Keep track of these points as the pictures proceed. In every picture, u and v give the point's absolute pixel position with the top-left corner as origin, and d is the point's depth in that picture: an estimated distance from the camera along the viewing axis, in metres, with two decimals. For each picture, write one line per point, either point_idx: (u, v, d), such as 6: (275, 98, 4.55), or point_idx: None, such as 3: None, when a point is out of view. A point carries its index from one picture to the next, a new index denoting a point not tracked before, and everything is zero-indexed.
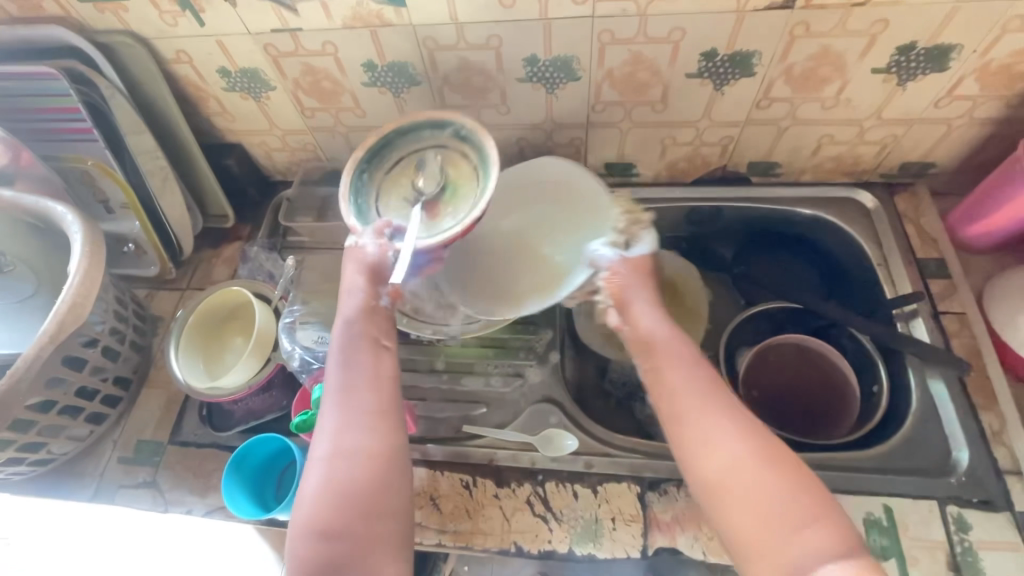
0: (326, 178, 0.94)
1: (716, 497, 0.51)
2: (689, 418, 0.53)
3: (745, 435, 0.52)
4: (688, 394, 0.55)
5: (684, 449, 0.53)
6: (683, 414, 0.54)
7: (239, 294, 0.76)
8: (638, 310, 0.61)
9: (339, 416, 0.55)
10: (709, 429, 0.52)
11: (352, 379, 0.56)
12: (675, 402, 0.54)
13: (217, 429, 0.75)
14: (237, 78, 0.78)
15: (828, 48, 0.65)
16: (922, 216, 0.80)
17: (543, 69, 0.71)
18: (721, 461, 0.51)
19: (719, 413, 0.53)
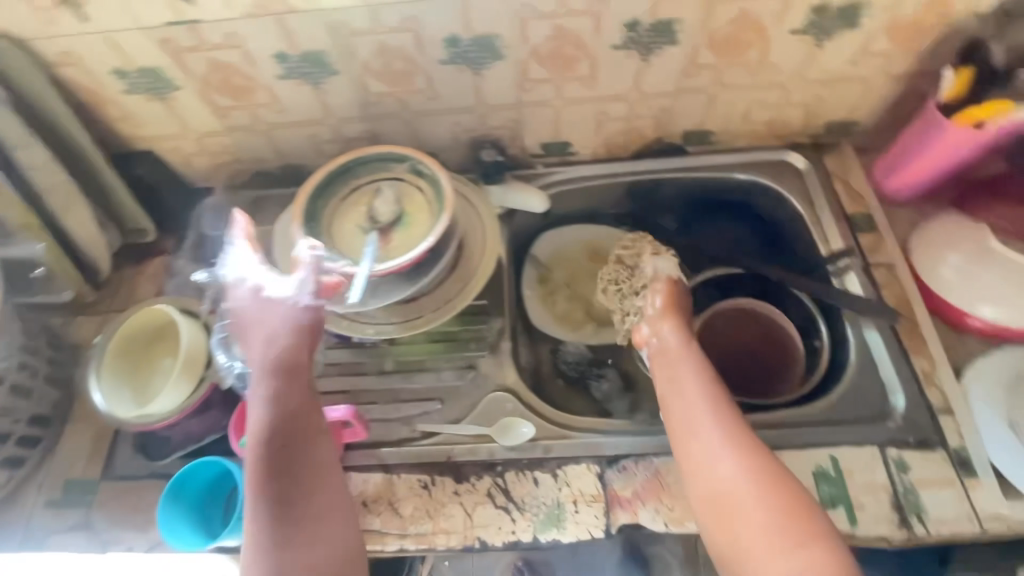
0: (252, 181, 0.89)
1: (738, 527, 0.52)
2: (702, 436, 0.57)
3: (775, 478, 0.54)
4: (724, 426, 0.57)
5: (716, 484, 0.54)
6: (714, 445, 0.56)
7: (162, 313, 0.71)
8: (669, 327, 0.68)
9: (258, 473, 0.54)
10: (739, 463, 0.55)
11: (277, 431, 0.55)
12: (710, 438, 0.57)
13: (153, 458, 0.70)
14: (137, 79, 0.71)
15: (747, 11, 0.65)
16: (850, 173, 0.83)
17: (466, 50, 0.68)
18: (749, 496, 0.53)
19: (750, 451, 0.55)
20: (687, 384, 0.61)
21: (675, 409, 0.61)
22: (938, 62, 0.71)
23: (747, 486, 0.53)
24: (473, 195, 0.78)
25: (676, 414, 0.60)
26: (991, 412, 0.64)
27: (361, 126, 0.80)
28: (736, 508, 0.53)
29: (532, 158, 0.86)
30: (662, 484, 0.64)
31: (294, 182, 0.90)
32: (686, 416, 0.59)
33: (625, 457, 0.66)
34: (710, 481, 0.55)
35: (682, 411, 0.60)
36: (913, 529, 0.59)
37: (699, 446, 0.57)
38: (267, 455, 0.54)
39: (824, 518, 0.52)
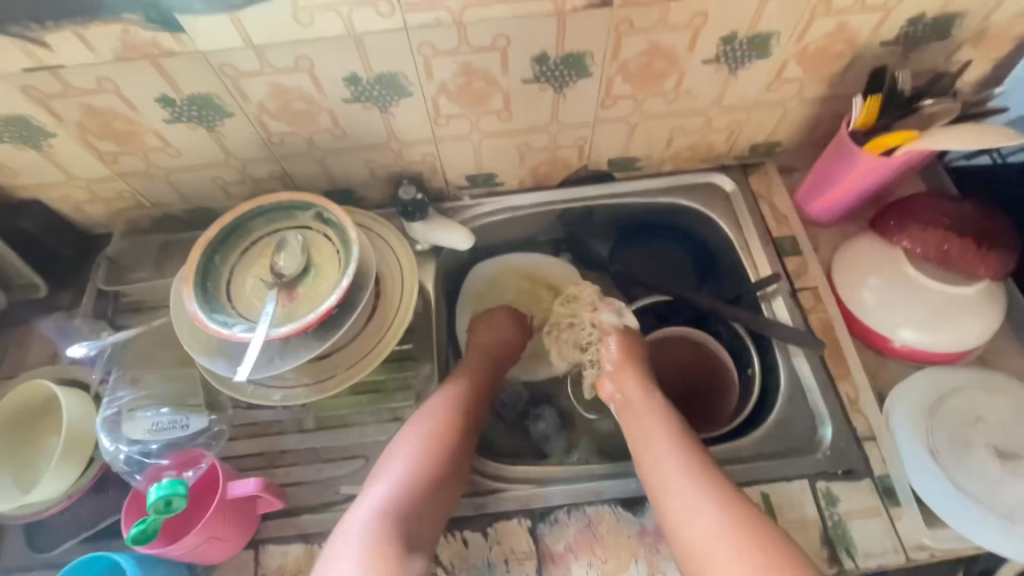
0: (157, 226, 0.82)
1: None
2: (675, 491, 0.57)
3: (750, 526, 0.53)
4: (696, 477, 0.58)
5: (695, 537, 0.54)
6: (691, 498, 0.56)
7: (30, 390, 0.64)
8: (631, 378, 0.71)
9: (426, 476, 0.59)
10: (715, 513, 0.54)
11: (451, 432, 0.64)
12: (682, 492, 0.57)
13: (39, 550, 0.62)
14: (2, 128, 0.64)
15: (657, 43, 0.63)
16: (776, 194, 0.82)
17: (369, 88, 0.64)
18: (729, 547, 0.52)
19: (724, 500, 0.55)
20: (654, 437, 0.63)
21: (648, 464, 0.61)
22: (850, 86, 0.72)
23: (725, 537, 0.53)
24: (390, 236, 0.74)
25: (649, 466, 0.61)
26: (914, 437, 0.65)
27: (269, 166, 0.75)
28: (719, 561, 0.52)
29: (457, 190, 0.83)
30: (595, 535, 0.62)
31: (205, 224, 0.84)
32: (657, 472, 0.60)
33: (557, 508, 0.64)
34: (688, 535, 0.54)
35: (655, 462, 0.60)
36: (842, 564, 0.59)
37: (674, 499, 0.57)
38: (437, 451, 0.62)
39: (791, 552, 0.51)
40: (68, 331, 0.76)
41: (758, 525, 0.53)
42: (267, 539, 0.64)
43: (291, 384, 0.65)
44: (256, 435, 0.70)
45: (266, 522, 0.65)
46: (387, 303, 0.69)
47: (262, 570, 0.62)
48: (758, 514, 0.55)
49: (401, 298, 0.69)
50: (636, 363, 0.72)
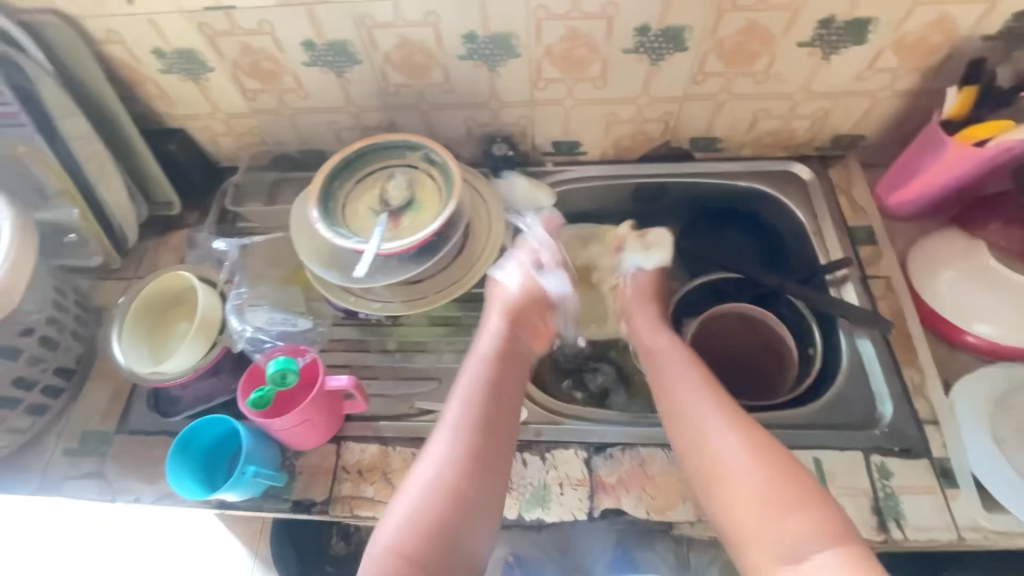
0: (275, 163, 0.93)
1: (734, 489, 0.57)
2: (690, 413, 0.63)
3: (762, 446, 0.58)
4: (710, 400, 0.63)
5: (711, 452, 0.59)
6: (708, 419, 0.61)
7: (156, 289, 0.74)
8: (643, 316, 0.76)
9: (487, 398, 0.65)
10: (736, 438, 0.59)
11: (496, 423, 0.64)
12: (703, 415, 0.62)
13: (164, 415, 0.74)
14: (174, 59, 0.76)
15: (754, 22, 0.67)
16: (853, 186, 0.84)
17: (482, 46, 0.72)
18: (742, 467, 0.57)
19: (741, 422, 0.60)
20: (676, 374, 0.67)
21: (667, 393, 0.66)
22: (942, 80, 0.73)
23: (743, 456, 0.58)
24: (482, 187, 0.81)
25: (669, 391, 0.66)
26: (976, 425, 0.65)
27: (380, 115, 0.84)
28: (730, 474, 0.58)
29: (543, 156, 0.89)
30: (647, 474, 0.66)
31: (314, 166, 0.94)
32: (677, 397, 0.65)
33: (612, 445, 0.68)
34: (711, 452, 0.59)
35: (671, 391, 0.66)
36: (890, 533, 0.60)
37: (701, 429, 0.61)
38: (490, 440, 0.63)
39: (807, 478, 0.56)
40: (195, 244, 0.88)
41: (765, 441, 0.59)
42: (348, 437, 0.71)
43: (386, 300, 0.73)
44: (345, 348, 0.78)
45: (349, 422, 0.72)
46: (475, 242, 0.76)
47: (342, 462, 0.70)
48: (778, 444, 0.59)
49: (488, 237, 0.76)
50: (648, 301, 0.78)
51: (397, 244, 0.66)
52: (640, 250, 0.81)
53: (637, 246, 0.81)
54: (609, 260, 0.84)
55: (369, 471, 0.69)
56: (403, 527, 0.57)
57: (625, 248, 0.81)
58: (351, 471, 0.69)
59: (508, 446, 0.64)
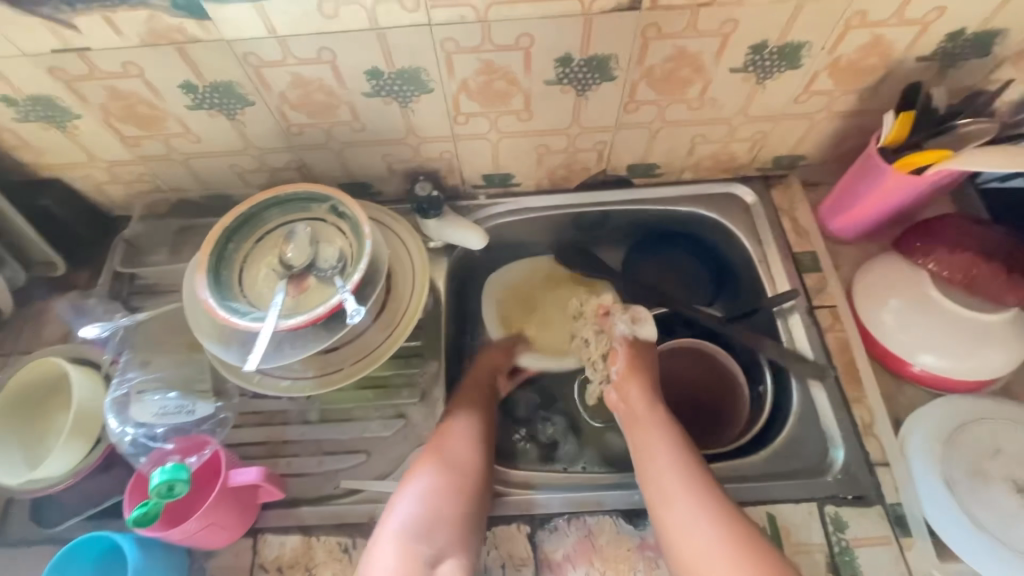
0: (175, 210, 0.83)
1: (703, 573, 0.53)
2: (672, 502, 0.58)
3: (740, 539, 0.54)
4: (681, 476, 0.59)
5: (688, 547, 0.55)
6: (678, 497, 0.58)
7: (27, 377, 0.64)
8: (635, 388, 0.69)
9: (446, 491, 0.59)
10: (706, 527, 0.55)
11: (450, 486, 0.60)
12: (681, 505, 0.57)
13: (43, 523, 0.64)
14: (29, 107, 0.65)
15: (683, 49, 0.62)
16: (797, 208, 0.80)
17: (390, 82, 0.64)
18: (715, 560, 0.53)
19: (707, 498, 0.57)
20: (659, 454, 0.62)
21: (648, 475, 0.61)
22: (879, 101, 0.70)
23: (710, 536, 0.55)
24: (404, 232, 0.74)
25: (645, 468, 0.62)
26: (928, 466, 0.63)
27: (287, 157, 0.75)
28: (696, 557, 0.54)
29: (473, 189, 0.82)
30: (594, 546, 0.61)
31: (220, 210, 0.84)
32: (650, 470, 0.62)
33: (557, 516, 0.63)
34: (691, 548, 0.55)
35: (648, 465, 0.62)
36: None
37: (674, 514, 0.57)
38: (456, 502, 0.59)
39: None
40: (83, 310, 0.77)
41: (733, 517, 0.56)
42: (265, 529, 0.64)
43: (299, 373, 0.65)
44: (260, 424, 0.70)
45: (265, 511, 0.64)
46: (397, 298, 0.69)
47: (258, 560, 0.62)
48: (743, 522, 0.55)
49: (411, 292, 0.69)
50: (636, 371, 0.71)
51: (300, 317, 0.58)
52: (628, 320, 0.75)
53: (623, 315, 0.76)
54: (591, 331, 0.78)
55: (289, 568, 0.62)
56: None
57: (610, 316, 0.77)
58: (269, 570, 0.62)
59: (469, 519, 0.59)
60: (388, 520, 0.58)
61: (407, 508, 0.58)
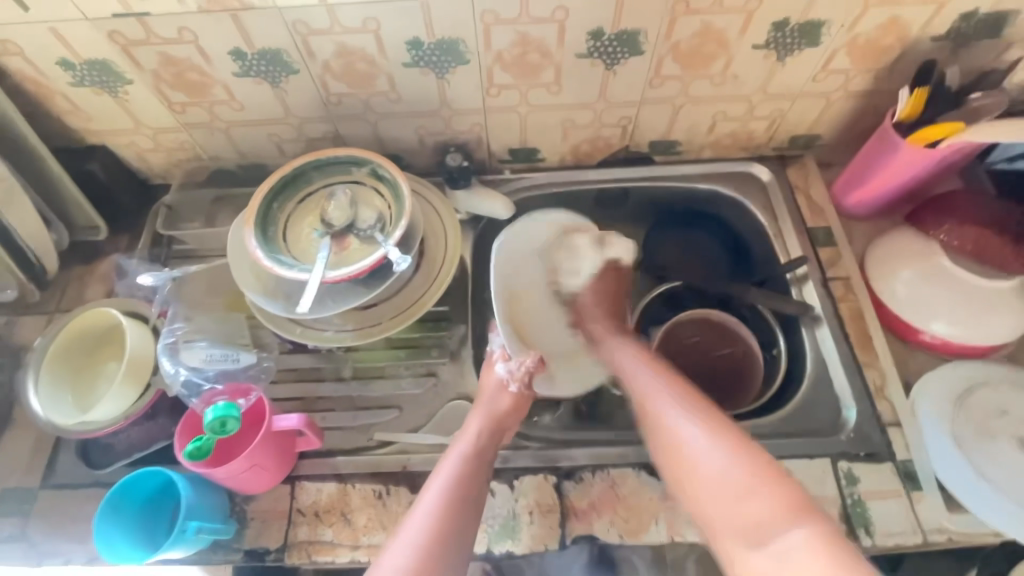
0: (212, 178, 0.86)
1: (698, 466, 0.54)
2: (660, 411, 0.60)
3: (727, 432, 0.55)
4: (669, 395, 0.60)
5: (680, 445, 0.56)
6: (668, 411, 0.59)
7: (81, 329, 0.68)
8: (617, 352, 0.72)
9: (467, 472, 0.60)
10: (696, 428, 0.56)
11: (474, 481, 0.60)
12: (667, 413, 0.59)
13: (93, 466, 0.68)
14: (85, 71, 0.68)
15: (709, 25, 0.65)
16: (811, 187, 0.83)
17: (429, 53, 0.67)
18: (705, 451, 0.54)
19: (697, 409, 0.58)
20: (639, 372, 0.65)
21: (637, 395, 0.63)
22: (894, 81, 0.73)
23: (709, 447, 0.54)
24: (437, 202, 0.77)
25: (638, 396, 0.63)
26: (937, 425, 0.66)
27: (324, 127, 0.78)
28: (698, 470, 0.54)
29: (500, 163, 0.85)
30: (618, 495, 0.64)
31: (255, 180, 0.88)
32: (638, 389, 0.64)
33: (582, 468, 0.66)
34: (676, 446, 0.56)
35: (635, 386, 0.64)
36: (860, 541, 0.60)
37: (666, 416, 0.59)
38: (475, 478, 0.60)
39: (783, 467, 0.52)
40: (124, 272, 0.80)
41: (734, 430, 0.55)
42: (303, 476, 0.67)
43: (337, 327, 0.68)
44: (297, 379, 0.73)
45: (303, 460, 0.68)
46: (432, 258, 0.72)
47: (296, 505, 0.65)
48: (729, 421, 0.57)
49: (445, 253, 0.72)
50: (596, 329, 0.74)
51: (344, 270, 0.62)
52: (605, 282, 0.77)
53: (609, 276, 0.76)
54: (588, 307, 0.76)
55: (326, 512, 0.65)
56: None
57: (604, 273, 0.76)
58: (307, 513, 0.65)
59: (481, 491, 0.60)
60: (419, 504, 0.58)
61: (432, 498, 0.58)
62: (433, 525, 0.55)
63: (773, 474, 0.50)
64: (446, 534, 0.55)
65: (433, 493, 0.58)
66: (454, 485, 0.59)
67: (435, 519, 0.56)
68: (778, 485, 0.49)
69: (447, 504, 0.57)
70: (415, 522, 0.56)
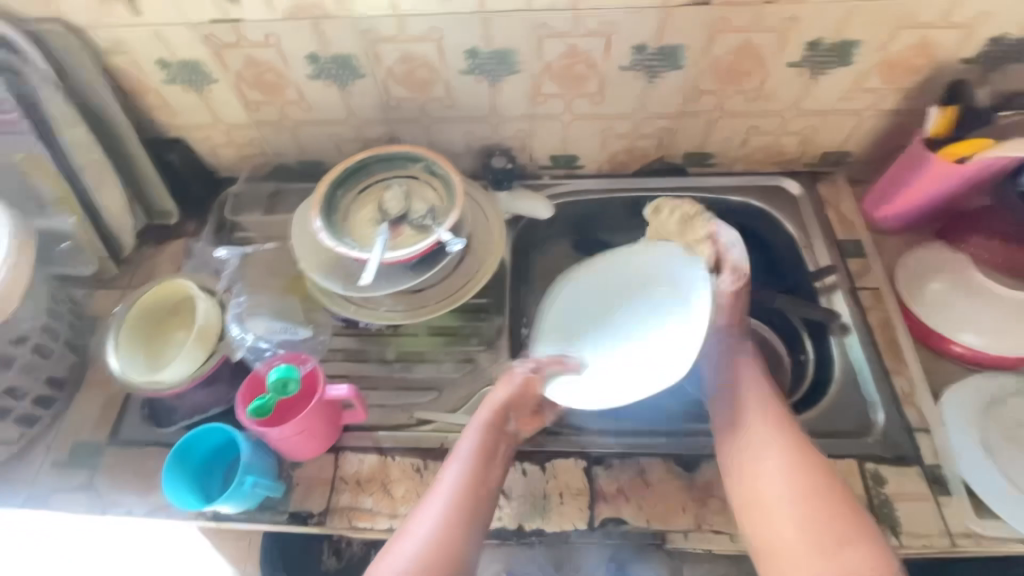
0: (273, 174, 0.93)
1: (777, 496, 0.57)
2: (748, 438, 0.62)
3: (808, 472, 0.58)
4: (762, 420, 0.62)
5: (764, 479, 0.58)
6: (760, 436, 0.61)
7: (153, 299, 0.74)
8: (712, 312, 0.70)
9: (476, 468, 0.62)
10: (786, 465, 0.58)
11: (488, 466, 0.63)
12: (762, 447, 0.60)
13: (159, 425, 0.73)
14: (178, 70, 0.77)
15: (747, 42, 0.70)
16: (842, 202, 0.86)
17: (484, 62, 0.73)
18: (790, 491, 0.57)
19: (792, 448, 0.60)
20: (744, 388, 0.65)
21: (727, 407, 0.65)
22: (924, 100, 0.76)
23: (790, 487, 0.57)
24: (483, 201, 0.83)
25: (730, 404, 0.65)
26: (967, 433, 0.67)
27: (381, 128, 0.85)
28: (781, 503, 0.57)
29: (540, 169, 0.91)
30: (646, 483, 0.67)
31: (313, 176, 0.94)
32: (738, 413, 0.64)
33: (612, 455, 0.69)
34: (763, 478, 0.58)
35: (733, 404, 0.65)
36: (886, 540, 0.61)
37: (757, 448, 0.60)
38: (481, 471, 0.62)
39: (856, 508, 0.56)
40: (192, 253, 0.87)
41: (811, 464, 0.59)
42: (346, 447, 0.71)
43: (385, 307, 0.73)
44: (345, 359, 0.79)
45: (347, 432, 0.72)
46: (477, 250, 0.77)
47: (340, 473, 0.69)
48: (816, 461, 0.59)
49: (489, 244, 0.78)
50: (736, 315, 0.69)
51: (400, 253, 0.67)
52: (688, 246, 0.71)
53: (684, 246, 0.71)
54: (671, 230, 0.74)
55: (368, 482, 0.68)
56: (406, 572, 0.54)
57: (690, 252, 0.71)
58: (349, 482, 0.68)
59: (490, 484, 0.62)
60: (431, 495, 0.61)
61: (444, 491, 0.60)
62: (445, 511, 0.59)
63: (854, 518, 0.55)
64: (459, 520, 0.58)
65: (450, 477, 0.61)
66: (466, 471, 0.62)
67: (454, 502, 0.59)
68: (847, 515, 0.55)
69: (458, 490, 0.60)
70: (431, 507, 0.59)
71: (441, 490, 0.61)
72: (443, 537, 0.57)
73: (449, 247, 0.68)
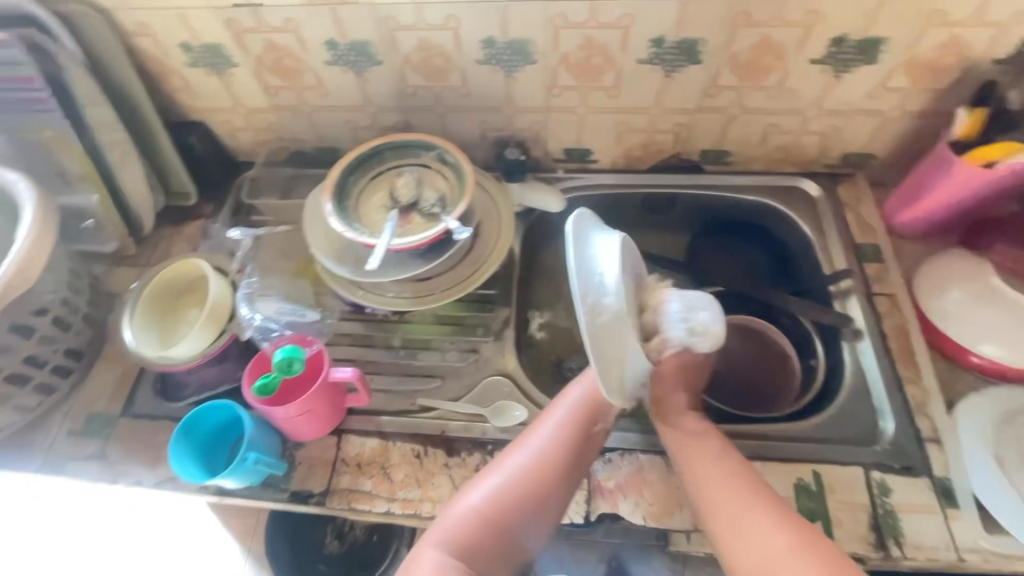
0: (289, 159, 0.94)
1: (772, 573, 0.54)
2: (722, 506, 0.58)
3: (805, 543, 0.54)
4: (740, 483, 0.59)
5: (750, 553, 0.55)
6: (740, 503, 0.58)
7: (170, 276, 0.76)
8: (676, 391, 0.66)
9: (549, 454, 0.62)
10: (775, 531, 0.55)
11: (559, 456, 0.62)
12: (745, 515, 0.57)
13: (169, 399, 0.76)
14: (200, 54, 0.78)
15: (768, 37, 0.69)
16: (862, 205, 0.84)
17: (500, 52, 0.73)
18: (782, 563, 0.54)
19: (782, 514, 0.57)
20: (701, 452, 0.62)
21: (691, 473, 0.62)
22: (952, 102, 0.74)
23: (785, 558, 0.54)
24: (494, 192, 0.82)
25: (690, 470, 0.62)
26: (980, 446, 0.65)
27: (396, 116, 0.85)
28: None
29: (553, 162, 0.90)
30: (645, 480, 0.66)
31: (328, 163, 0.95)
32: (703, 477, 0.60)
33: (611, 450, 0.68)
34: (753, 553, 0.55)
35: (697, 469, 0.61)
36: (888, 550, 0.60)
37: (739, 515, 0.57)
38: (556, 457, 0.62)
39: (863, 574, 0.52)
40: (209, 235, 0.89)
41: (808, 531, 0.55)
42: (349, 430, 0.71)
43: (392, 293, 0.74)
44: (351, 343, 0.80)
45: (350, 415, 0.73)
46: (486, 240, 0.77)
47: (341, 455, 0.70)
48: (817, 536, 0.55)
49: (498, 235, 0.78)
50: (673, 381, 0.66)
51: (407, 240, 0.68)
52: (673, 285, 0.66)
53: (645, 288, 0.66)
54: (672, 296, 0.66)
55: (368, 465, 0.69)
56: (452, 531, 0.59)
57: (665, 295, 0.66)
58: (350, 464, 0.69)
59: (561, 471, 0.62)
60: (496, 467, 0.63)
61: (510, 466, 0.62)
62: (505, 486, 0.61)
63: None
64: (516, 497, 0.60)
65: (516, 459, 0.63)
66: (537, 456, 0.62)
67: (512, 484, 0.61)
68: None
69: (523, 470, 0.62)
70: (489, 481, 0.62)
71: (499, 469, 0.62)
72: (496, 508, 0.60)
73: (455, 235, 0.68)
